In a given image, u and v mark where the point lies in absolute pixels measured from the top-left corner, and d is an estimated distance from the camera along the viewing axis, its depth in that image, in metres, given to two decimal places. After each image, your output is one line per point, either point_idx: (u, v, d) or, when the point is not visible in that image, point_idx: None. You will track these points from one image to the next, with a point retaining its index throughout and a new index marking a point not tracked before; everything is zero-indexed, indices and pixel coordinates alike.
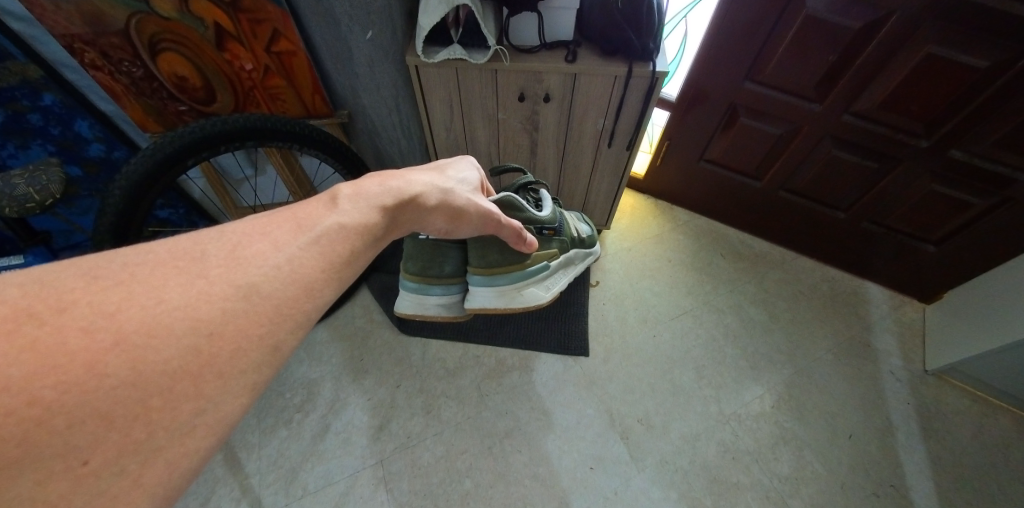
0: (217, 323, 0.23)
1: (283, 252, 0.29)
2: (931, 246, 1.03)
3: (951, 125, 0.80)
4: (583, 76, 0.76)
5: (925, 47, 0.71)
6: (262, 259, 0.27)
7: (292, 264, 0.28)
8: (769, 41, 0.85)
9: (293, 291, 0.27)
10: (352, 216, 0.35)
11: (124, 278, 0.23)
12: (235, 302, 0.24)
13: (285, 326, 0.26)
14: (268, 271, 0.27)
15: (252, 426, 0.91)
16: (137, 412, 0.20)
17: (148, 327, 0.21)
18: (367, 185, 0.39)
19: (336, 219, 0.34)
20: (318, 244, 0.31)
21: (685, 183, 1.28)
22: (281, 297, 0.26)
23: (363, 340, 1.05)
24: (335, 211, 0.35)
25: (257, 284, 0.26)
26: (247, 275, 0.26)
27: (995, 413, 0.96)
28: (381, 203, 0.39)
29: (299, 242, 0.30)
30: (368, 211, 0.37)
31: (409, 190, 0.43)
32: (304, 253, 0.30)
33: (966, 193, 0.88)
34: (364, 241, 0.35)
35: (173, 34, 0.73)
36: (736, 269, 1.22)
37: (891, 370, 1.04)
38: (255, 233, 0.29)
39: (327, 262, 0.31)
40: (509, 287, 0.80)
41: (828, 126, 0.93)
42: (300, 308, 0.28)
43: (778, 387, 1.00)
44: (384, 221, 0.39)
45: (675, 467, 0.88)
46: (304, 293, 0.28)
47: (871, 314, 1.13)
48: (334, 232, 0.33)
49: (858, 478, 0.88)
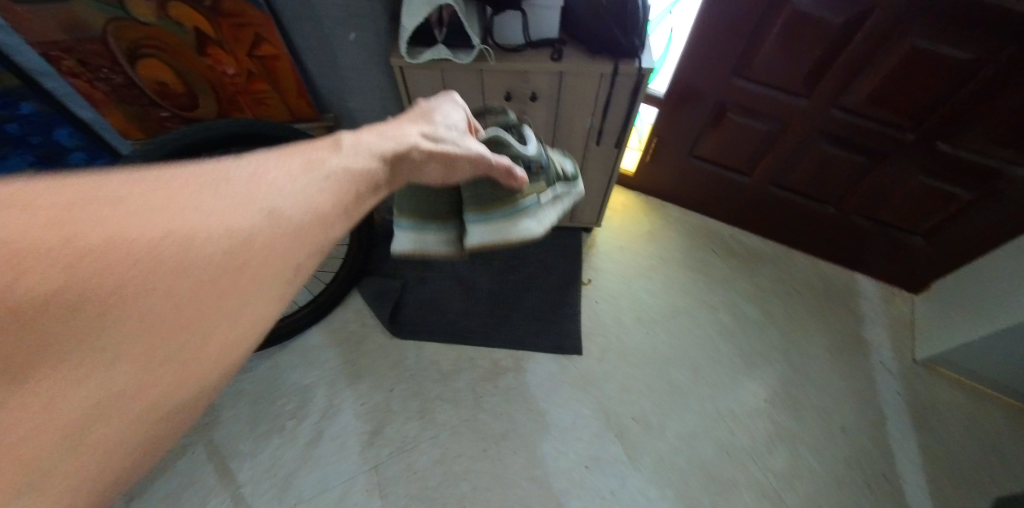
0: (233, 267, 0.21)
1: (291, 191, 0.27)
2: (919, 239, 1.05)
3: (937, 117, 0.80)
4: (569, 75, 0.76)
5: (909, 41, 0.72)
6: (270, 198, 0.25)
7: (304, 211, 0.26)
8: (755, 37, 0.85)
9: (311, 218, 0.26)
10: (354, 160, 0.34)
11: (112, 216, 0.19)
12: (261, 220, 0.23)
13: (304, 256, 0.26)
14: (289, 197, 0.26)
15: (244, 435, 0.91)
16: (139, 377, 0.18)
17: (159, 270, 0.19)
18: (366, 138, 0.38)
19: (340, 162, 0.33)
20: (326, 185, 0.29)
21: (675, 180, 1.28)
22: (300, 222, 0.25)
23: (356, 346, 1.04)
24: (338, 155, 0.34)
25: (279, 208, 0.25)
26: (261, 218, 0.23)
27: (983, 401, 0.98)
28: (378, 152, 0.38)
29: (310, 178, 0.29)
30: (367, 158, 0.36)
31: (403, 141, 0.42)
32: (316, 188, 0.28)
33: (952, 185, 0.90)
34: (368, 192, 0.34)
35: (153, 39, 0.72)
36: (729, 265, 1.23)
37: (882, 362, 1.05)
38: (263, 175, 0.26)
39: (336, 199, 0.29)
40: (502, 219, 0.72)
41: (817, 120, 0.93)
42: (319, 234, 0.27)
43: (772, 381, 1.01)
44: (385, 170, 0.38)
45: (670, 465, 0.89)
46: (315, 234, 0.27)
47: (862, 308, 1.15)
48: (341, 173, 0.31)
49: (850, 470, 0.89)
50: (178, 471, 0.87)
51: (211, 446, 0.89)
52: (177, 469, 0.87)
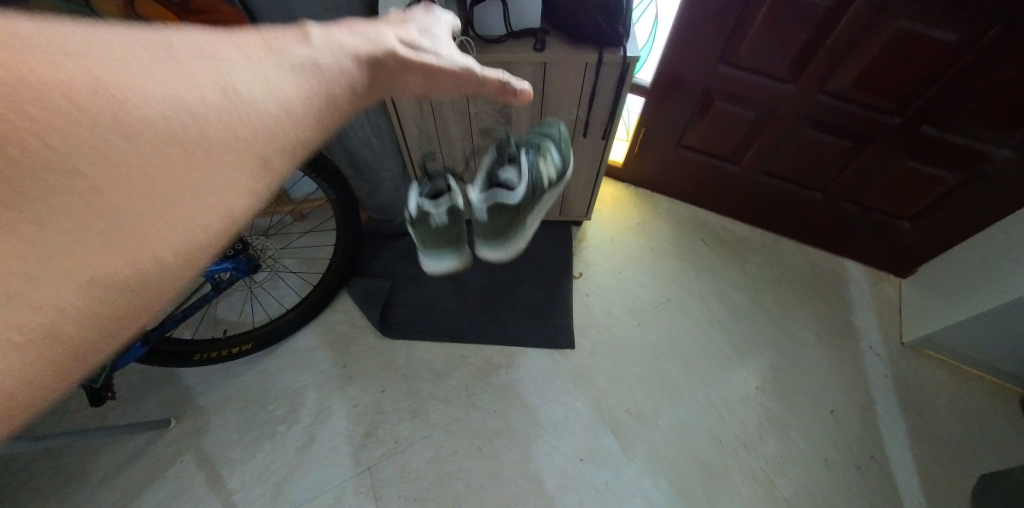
0: (169, 162, 0.17)
1: (258, 77, 0.21)
2: (906, 223, 1.06)
3: (921, 100, 0.81)
4: (553, 66, 0.75)
5: (893, 23, 0.72)
6: (230, 79, 0.20)
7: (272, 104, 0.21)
8: (740, 23, 0.84)
9: (284, 117, 0.21)
10: (324, 55, 0.26)
11: (5, 82, 0.15)
12: (217, 107, 0.19)
13: (274, 160, 0.21)
14: (256, 86, 0.21)
15: (234, 442, 0.91)
16: (69, 278, 0.15)
17: (82, 166, 0.15)
18: (337, 32, 0.29)
19: (307, 53, 0.25)
20: (299, 76, 0.23)
21: (665, 171, 1.28)
22: (265, 119, 0.20)
23: (346, 347, 1.04)
24: (306, 45, 0.26)
25: (243, 97, 0.20)
26: (212, 98, 0.19)
27: (968, 380, 1.00)
28: (353, 50, 0.29)
29: (279, 67, 0.23)
30: (340, 55, 0.27)
31: (382, 42, 0.32)
32: (291, 81, 0.23)
33: (938, 168, 0.90)
34: (348, 99, 0.27)
35: None
36: (718, 255, 1.24)
37: (870, 346, 1.07)
38: (224, 54, 0.21)
39: (309, 101, 0.23)
40: (513, 242, 0.80)
41: (804, 106, 0.93)
42: (290, 139, 0.22)
43: (762, 368, 1.03)
44: (363, 71, 0.29)
45: (663, 454, 0.90)
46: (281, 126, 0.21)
47: (850, 293, 1.16)
48: (315, 69, 0.25)
49: (839, 452, 0.91)
50: (167, 481, 0.86)
51: (201, 454, 0.89)
52: (167, 479, 0.86)
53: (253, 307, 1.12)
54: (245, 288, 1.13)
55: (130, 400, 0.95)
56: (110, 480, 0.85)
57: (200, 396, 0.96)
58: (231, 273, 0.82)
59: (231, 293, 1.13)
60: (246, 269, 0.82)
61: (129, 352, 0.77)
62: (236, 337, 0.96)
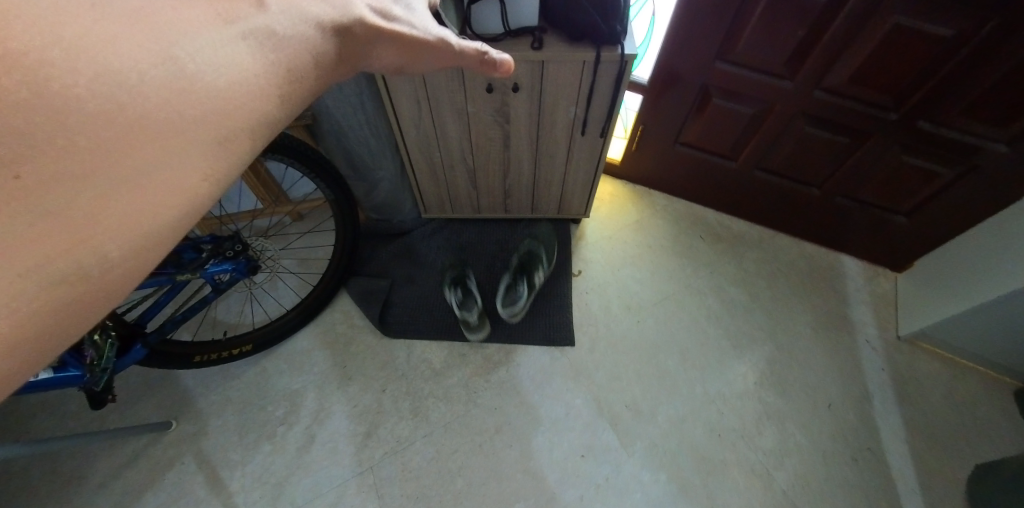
0: (134, 131, 0.20)
1: (207, 49, 0.23)
2: (902, 218, 1.07)
3: (918, 96, 0.81)
4: (550, 63, 0.74)
5: (891, 19, 0.71)
6: (182, 46, 0.22)
7: (219, 74, 0.23)
8: (737, 20, 0.84)
9: (239, 89, 0.24)
10: (282, 25, 0.27)
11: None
12: (164, 72, 0.21)
13: (229, 127, 0.23)
14: (205, 55, 0.23)
15: (234, 444, 0.91)
16: (38, 228, 0.17)
17: (62, 140, 0.18)
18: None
19: (264, 22, 0.26)
20: (251, 46, 0.25)
21: (662, 167, 1.28)
22: (218, 89, 0.23)
23: (346, 347, 1.04)
24: (264, 14, 0.27)
25: (193, 66, 0.22)
26: (160, 70, 0.21)
27: (962, 373, 1.01)
28: (317, 18, 0.30)
29: (230, 35, 0.24)
30: (301, 24, 0.28)
31: (348, 11, 0.32)
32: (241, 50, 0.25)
33: (934, 163, 0.91)
34: (313, 67, 0.29)
35: None
36: (715, 250, 1.24)
37: (867, 340, 1.08)
38: (180, 25, 0.23)
39: (269, 72, 0.26)
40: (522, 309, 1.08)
41: (800, 102, 0.93)
42: (244, 108, 0.24)
43: (760, 363, 1.03)
44: (333, 41, 0.31)
45: (662, 450, 0.91)
46: (233, 95, 0.23)
47: (846, 288, 1.17)
48: (268, 36, 0.26)
49: (837, 446, 0.92)
50: (167, 483, 0.86)
51: (202, 456, 0.89)
52: (167, 482, 0.86)
53: (252, 308, 1.12)
54: (244, 289, 1.12)
55: (129, 403, 0.95)
56: (110, 483, 0.85)
57: (200, 398, 0.96)
58: (230, 275, 0.81)
59: (229, 295, 1.13)
60: (245, 271, 0.82)
61: (128, 355, 0.77)
62: (235, 339, 0.95)
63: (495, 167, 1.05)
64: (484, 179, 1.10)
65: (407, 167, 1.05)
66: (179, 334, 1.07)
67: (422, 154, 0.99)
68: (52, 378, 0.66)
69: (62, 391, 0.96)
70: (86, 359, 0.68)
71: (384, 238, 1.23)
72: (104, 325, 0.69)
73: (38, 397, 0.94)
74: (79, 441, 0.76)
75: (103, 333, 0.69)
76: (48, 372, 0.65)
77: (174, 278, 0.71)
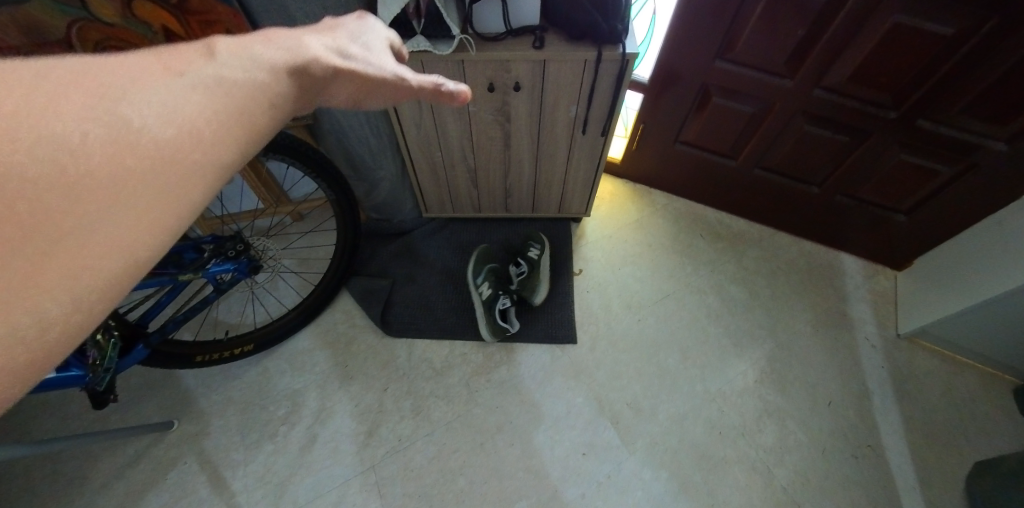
0: (72, 193, 0.16)
1: (155, 100, 0.20)
2: (902, 216, 1.07)
3: (918, 95, 0.81)
4: (551, 62, 0.74)
5: (890, 17, 0.71)
6: (123, 101, 0.19)
7: (174, 125, 0.20)
8: (737, 19, 0.84)
9: (198, 136, 0.21)
10: (236, 69, 0.24)
11: None
12: (106, 128, 0.18)
13: (189, 181, 0.20)
14: (156, 105, 0.20)
15: (236, 443, 0.91)
16: None
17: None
18: (250, 42, 0.25)
19: (212, 69, 0.23)
20: (202, 94, 0.22)
21: (662, 166, 1.28)
22: (173, 139, 0.20)
23: (347, 346, 1.04)
24: (214, 60, 0.23)
25: (143, 117, 0.19)
26: (102, 128, 0.18)
27: (961, 370, 1.02)
28: (268, 59, 0.25)
29: (178, 83, 0.21)
30: (256, 68, 0.24)
31: (290, 53, 0.26)
32: (194, 97, 0.21)
33: (934, 162, 0.91)
34: (269, 113, 0.24)
35: (119, 40, 0.68)
36: (716, 249, 1.24)
37: (867, 337, 1.08)
38: (123, 81, 0.20)
39: (229, 115, 0.22)
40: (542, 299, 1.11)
41: (800, 101, 0.94)
42: (207, 157, 0.21)
43: (761, 361, 1.04)
44: (288, 85, 0.25)
45: (664, 447, 0.91)
46: (195, 143, 0.21)
47: (846, 285, 1.18)
48: (224, 80, 0.23)
49: (837, 443, 0.92)
50: (169, 484, 0.86)
51: (204, 456, 0.89)
52: (169, 482, 0.86)
53: (253, 308, 1.12)
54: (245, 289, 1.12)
55: (131, 403, 0.95)
56: (112, 484, 0.85)
57: (201, 398, 0.96)
58: (232, 275, 0.81)
59: (230, 295, 1.13)
60: (247, 271, 0.81)
61: (130, 355, 0.77)
62: (236, 339, 0.95)
63: (495, 166, 1.05)
64: (485, 179, 1.10)
65: (408, 167, 1.05)
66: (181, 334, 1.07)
67: (423, 153, 1.00)
68: (55, 378, 0.65)
69: (64, 392, 0.95)
70: (90, 359, 0.67)
71: (384, 238, 1.23)
72: (106, 325, 0.69)
73: (39, 398, 0.94)
74: (82, 442, 0.76)
75: (105, 333, 0.69)
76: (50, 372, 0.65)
77: (176, 278, 0.71)
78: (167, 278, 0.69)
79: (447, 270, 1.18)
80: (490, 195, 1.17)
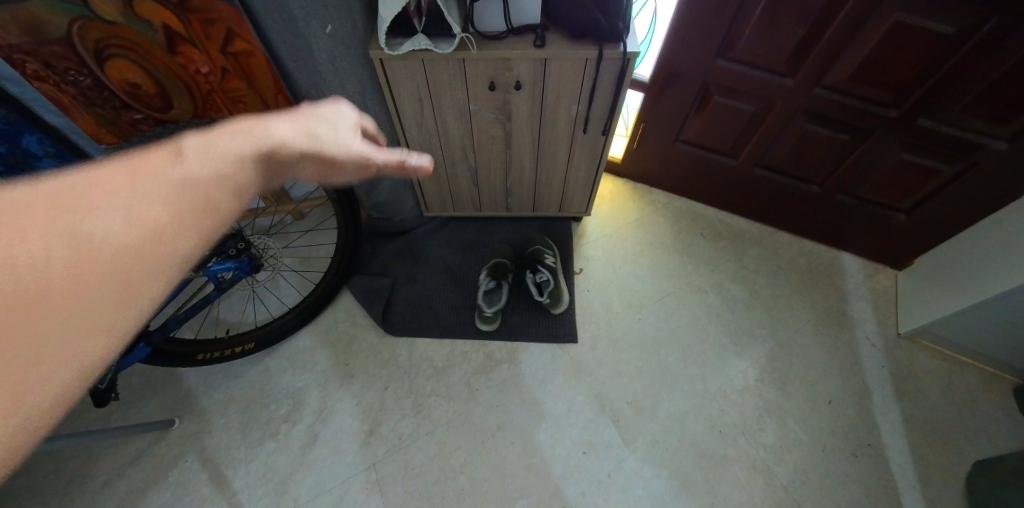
0: (29, 319, 0.15)
1: (117, 208, 0.20)
2: (902, 215, 1.07)
3: (918, 94, 0.81)
4: (553, 61, 0.74)
5: (892, 16, 0.71)
6: (79, 215, 0.18)
7: (138, 226, 0.20)
8: (738, 18, 0.84)
9: (160, 236, 0.20)
10: (203, 165, 0.24)
11: None
12: (65, 244, 0.17)
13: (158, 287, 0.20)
14: (120, 213, 0.20)
15: (237, 442, 0.91)
16: None
17: None
18: (216, 135, 0.26)
19: (179, 168, 0.23)
20: (167, 192, 0.22)
21: (663, 165, 1.29)
22: (137, 244, 0.19)
23: (347, 345, 1.04)
24: (179, 159, 0.23)
25: (102, 227, 0.19)
26: (62, 243, 0.17)
27: (961, 369, 1.02)
28: (237, 150, 0.26)
29: (142, 186, 0.21)
30: (223, 160, 0.25)
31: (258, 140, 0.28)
32: (157, 198, 0.21)
33: (935, 160, 0.91)
34: (235, 202, 0.25)
35: (120, 39, 0.67)
36: (716, 248, 1.25)
37: (867, 336, 1.08)
38: (78, 190, 0.19)
39: (196, 210, 0.22)
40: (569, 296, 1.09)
41: (801, 100, 0.94)
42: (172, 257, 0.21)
43: (761, 360, 1.04)
44: (252, 174, 0.26)
45: (664, 446, 0.91)
46: (160, 242, 0.20)
47: (846, 285, 1.18)
48: (191, 176, 0.23)
49: (838, 441, 0.92)
50: (171, 482, 0.86)
51: (205, 454, 0.89)
52: (171, 481, 0.86)
53: (255, 307, 1.12)
54: (247, 288, 1.13)
55: (133, 402, 0.95)
56: (113, 482, 0.85)
57: (203, 396, 0.96)
58: (233, 272, 0.81)
59: (231, 293, 1.13)
60: (249, 269, 0.81)
61: (132, 353, 0.77)
62: (239, 337, 0.95)
63: (496, 165, 1.05)
64: (486, 178, 1.10)
65: None
66: (183, 332, 1.07)
67: (424, 152, 1.00)
68: None
69: None
70: None
71: (385, 237, 1.24)
72: None
73: None
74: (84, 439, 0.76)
75: None
76: None
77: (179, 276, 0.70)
78: None
79: (448, 269, 1.19)
80: (491, 194, 1.17)
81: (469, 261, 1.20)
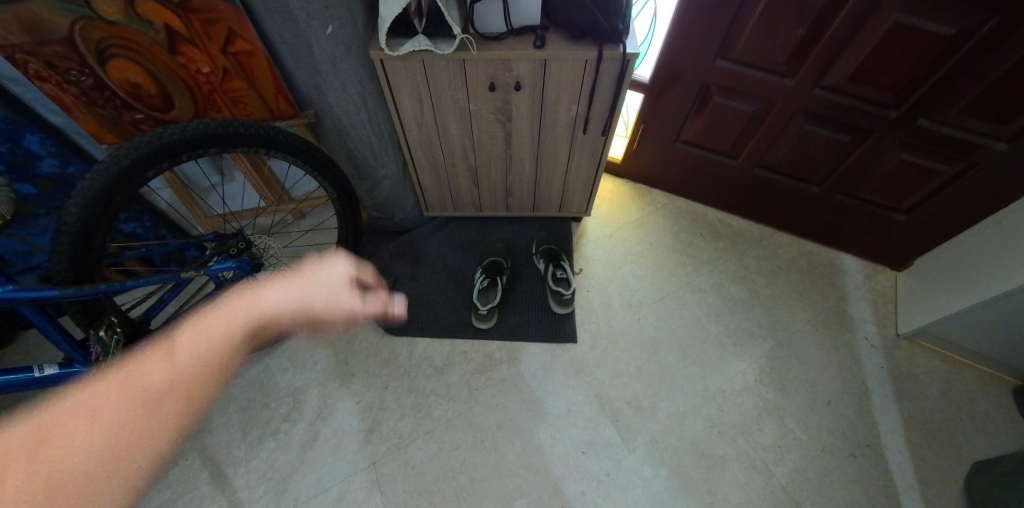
0: None
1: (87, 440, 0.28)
2: (901, 216, 1.07)
3: (918, 94, 0.80)
4: (552, 62, 0.74)
5: (892, 16, 0.71)
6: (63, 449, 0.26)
7: (104, 453, 0.28)
8: (738, 18, 0.84)
9: (103, 459, 0.28)
10: (183, 370, 0.36)
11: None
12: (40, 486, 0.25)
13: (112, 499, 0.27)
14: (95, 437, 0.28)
15: (237, 440, 0.91)
16: None
17: None
18: (199, 327, 0.39)
19: (160, 377, 0.34)
20: (133, 409, 0.31)
21: (663, 166, 1.29)
22: (92, 465, 0.27)
23: (348, 345, 1.05)
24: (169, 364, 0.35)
25: (70, 456, 0.27)
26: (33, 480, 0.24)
27: (961, 370, 1.02)
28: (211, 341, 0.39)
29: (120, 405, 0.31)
30: (195, 360, 0.37)
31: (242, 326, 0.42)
32: (124, 414, 0.30)
33: (935, 161, 0.90)
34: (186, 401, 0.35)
35: (122, 40, 0.67)
36: (716, 249, 1.25)
37: (866, 336, 1.08)
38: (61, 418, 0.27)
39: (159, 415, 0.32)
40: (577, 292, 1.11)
41: (801, 100, 0.93)
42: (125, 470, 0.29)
43: (761, 360, 1.04)
44: (208, 376, 0.37)
45: (664, 446, 0.91)
46: (116, 458, 0.29)
47: (846, 285, 1.18)
48: (161, 385, 0.34)
49: (837, 441, 0.92)
50: (171, 481, 0.86)
51: (206, 453, 0.89)
52: (171, 479, 0.86)
53: None
54: None
55: None
56: None
57: None
58: (234, 272, 0.80)
59: None
60: (249, 268, 0.80)
61: None
62: None
63: (496, 166, 1.06)
64: (486, 178, 1.10)
65: (410, 166, 1.05)
66: None
67: (424, 152, 1.00)
68: (58, 374, 0.66)
69: None
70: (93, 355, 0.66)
71: (385, 237, 1.24)
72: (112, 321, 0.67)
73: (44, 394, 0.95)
74: None
75: (110, 328, 0.67)
76: (55, 367, 0.66)
77: (179, 276, 0.70)
78: (170, 277, 0.68)
79: (448, 269, 1.19)
80: (491, 194, 1.17)
81: (469, 261, 1.21)
